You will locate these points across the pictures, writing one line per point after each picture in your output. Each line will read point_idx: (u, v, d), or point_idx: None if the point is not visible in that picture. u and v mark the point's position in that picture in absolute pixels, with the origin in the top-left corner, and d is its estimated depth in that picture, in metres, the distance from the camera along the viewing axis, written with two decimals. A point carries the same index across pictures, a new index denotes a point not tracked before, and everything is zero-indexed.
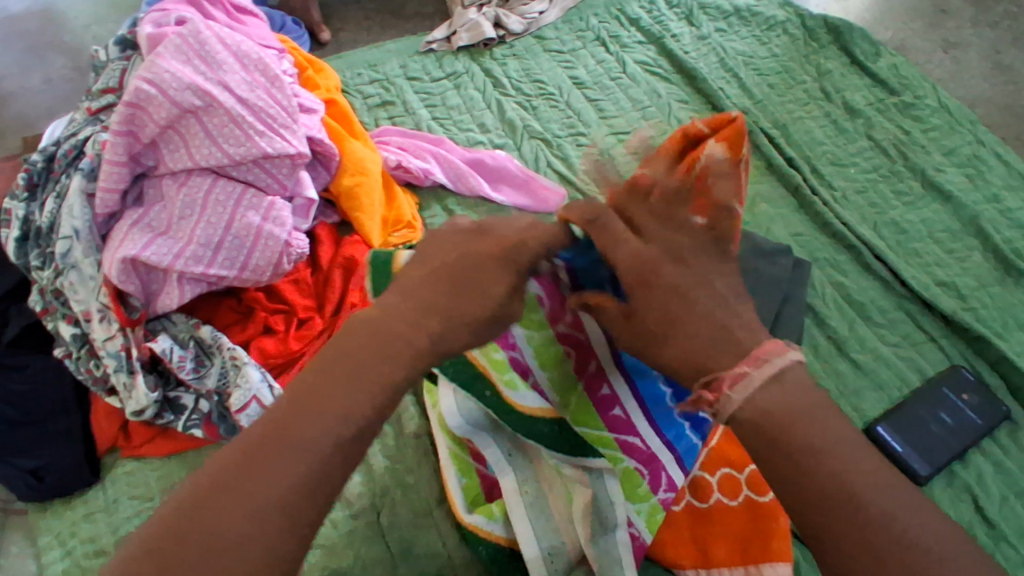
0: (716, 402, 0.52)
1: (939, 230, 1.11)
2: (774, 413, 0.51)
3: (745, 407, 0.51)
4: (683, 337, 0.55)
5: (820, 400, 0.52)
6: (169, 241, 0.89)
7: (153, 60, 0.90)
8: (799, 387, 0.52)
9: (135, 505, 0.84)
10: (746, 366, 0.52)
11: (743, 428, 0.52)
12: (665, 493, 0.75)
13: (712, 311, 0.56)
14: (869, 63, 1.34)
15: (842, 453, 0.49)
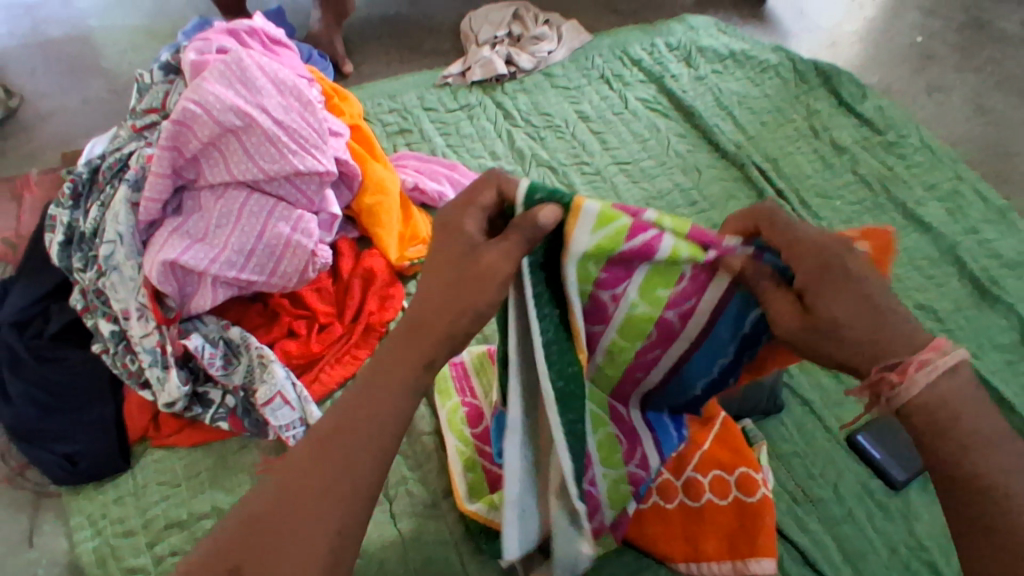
0: (900, 384, 0.55)
1: (919, 258, 1.19)
2: (947, 400, 0.54)
3: (924, 393, 0.54)
4: (869, 328, 0.57)
5: (987, 396, 0.56)
6: (206, 248, 0.97)
7: (199, 84, 0.99)
8: (971, 382, 0.55)
9: (162, 490, 0.91)
10: (931, 353, 0.54)
11: (914, 411, 0.55)
12: (636, 467, 0.77)
13: (894, 308, 0.58)
14: (856, 105, 1.44)
15: (1004, 451, 0.53)
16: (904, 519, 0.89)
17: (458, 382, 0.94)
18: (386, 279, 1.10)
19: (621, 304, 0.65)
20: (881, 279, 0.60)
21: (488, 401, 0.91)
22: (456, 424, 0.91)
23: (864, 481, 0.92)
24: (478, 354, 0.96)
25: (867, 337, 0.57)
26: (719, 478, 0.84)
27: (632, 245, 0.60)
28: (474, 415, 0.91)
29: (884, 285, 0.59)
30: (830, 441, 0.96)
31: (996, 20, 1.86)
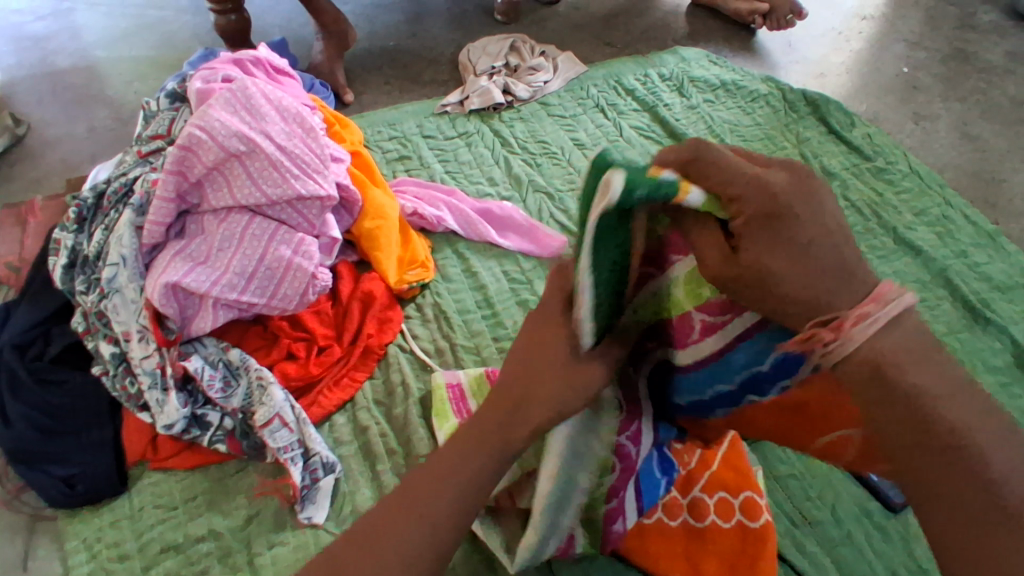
0: (834, 341, 0.55)
1: (911, 281, 1.21)
2: (887, 353, 0.55)
3: (861, 348, 0.55)
4: (803, 277, 0.55)
5: (927, 340, 0.56)
6: (208, 270, 0.98)
7: (205, 111, 1.02)
8: (907, 330, 0.56)
9: (159, 513, 0.90)
10: (871, 306, 0.54)
11: (856, 369, 0.56)
12: (626, 439, 0.75)
13: (840, 248, 0.56)
14: (845, 133, 1.48)
15: (949, 402, 0.54)
16: (903, 541, 0.89)
17: (455, 406, 0.96)
18: (385, 303, 1.11)
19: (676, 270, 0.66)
20: (829, 215, 0.57)
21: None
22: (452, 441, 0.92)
23: (862, 503, 0.92)
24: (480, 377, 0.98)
25: (801, 285, 0.56)
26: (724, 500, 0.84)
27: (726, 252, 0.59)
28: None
29: (830, 220, 0.57)
30: (828, 462, 0.96)
31: (980, 51, 1.91)
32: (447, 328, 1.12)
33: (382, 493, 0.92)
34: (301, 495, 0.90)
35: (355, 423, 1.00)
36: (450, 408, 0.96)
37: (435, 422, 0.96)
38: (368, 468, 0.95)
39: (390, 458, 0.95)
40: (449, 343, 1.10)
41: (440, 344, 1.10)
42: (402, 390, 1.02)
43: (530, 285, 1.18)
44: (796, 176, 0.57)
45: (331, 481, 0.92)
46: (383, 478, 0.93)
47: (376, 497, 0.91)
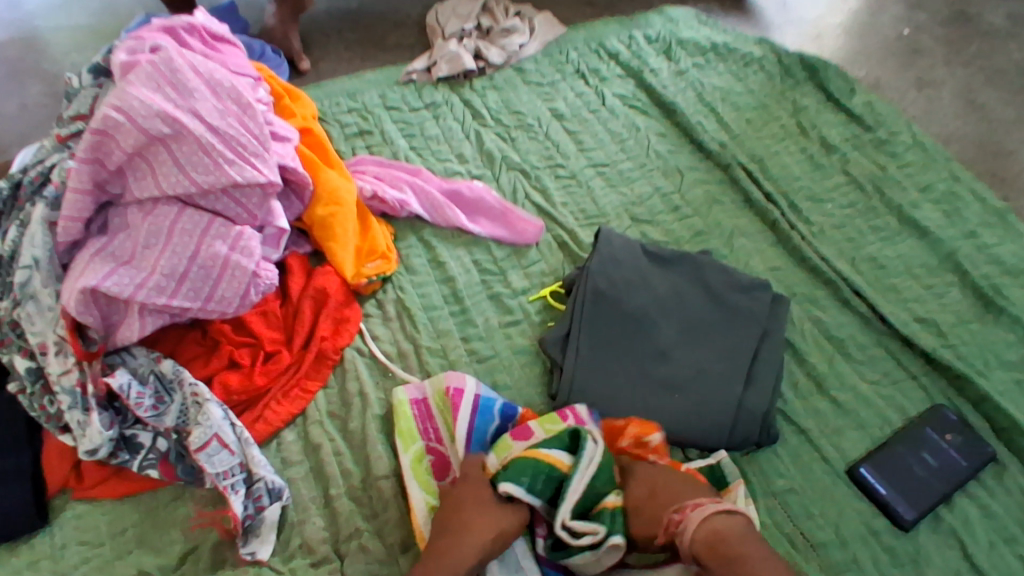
0: (681, 519, 0.73)
1: (917, 266, 1.11)
2: (721, 535, 0.70)
3: (699, 531, 0.71)
4: (670, 493, 0.77)
5: (759, 540, 0.70)
6: (132, 271, 0.86)
7: (122, 87, 0.87)
8: (740, 527, 0.71)
9: (84, 551, 0.81)
10: (705, 501, 0.74)
11: (698, 546, 0.70)
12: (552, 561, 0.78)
13: (688, 483, 0.78)
14: (844, 100, 1.35)
15: (765, 564, 0.68)
16: (912, 563, 0.82)
17: (421, 425, 0.88)
18: (340, 300, 1.00)
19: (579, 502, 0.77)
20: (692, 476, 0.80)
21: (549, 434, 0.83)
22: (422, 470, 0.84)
23: (866, 520, 0.85)
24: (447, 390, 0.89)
25: (660, 496, 0.77)
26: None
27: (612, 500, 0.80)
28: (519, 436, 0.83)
29: (689, 475, 0.80)
30: (830, 474, 0.89)
31: (983, 12, 1.79)
32: (411, 328, 1.00)
33: (335, 521, 0.83)
34: (243, 527, 0.81)
35: (307, 440, 0.90)
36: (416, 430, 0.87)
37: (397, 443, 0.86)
38: (322, 494, 0.86)
39: (346, 481, 0.86)
40: (413, 346, 0.99)
41: (403, 346, 0.99)
42: (359, 402, 0.92)
43: (504, 278, 1.07)
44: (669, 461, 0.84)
45: (278, 510, 0.82)
46: (337, 504, 0.84)
47: (330, 526, 0.83)
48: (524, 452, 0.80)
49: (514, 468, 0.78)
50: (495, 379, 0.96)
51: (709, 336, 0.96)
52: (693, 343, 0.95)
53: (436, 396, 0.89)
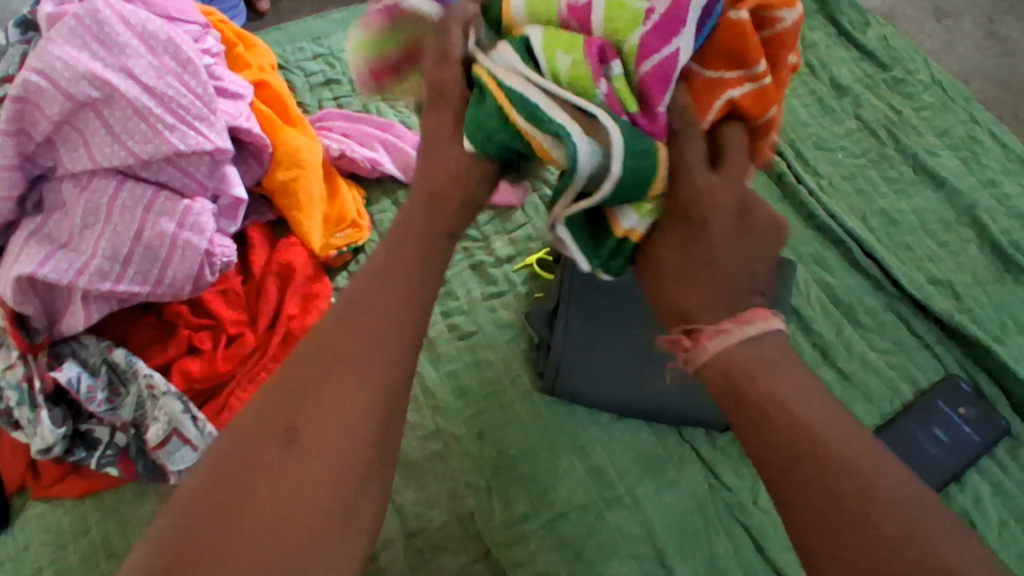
0: (692, 348, 0.51)
1: (932, 221, 1.03)
2: (742, 365, 0.49)
3: (718, 358, 0.50)
4: (702, 286, 0.53)
5: (796, 362, 0.50)
6: (71, 255, 0.78)
7: (42, 47, 0.77)
8: (774, 349, 0.50)
9: (46, 554, 0.76)
10: (731, 324, 0.50)
11: (712, 380, 0.50)
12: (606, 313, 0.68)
13: (738, 266, 0.53)
14: (857, 34, 1.23)
15: (807, 404, 0.47)
16: None
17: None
18: (308, 275, 0.92)
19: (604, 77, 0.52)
20: (749, 253, 0.53)
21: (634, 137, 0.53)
22: (570, 41, 0.53)
23: None
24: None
25: (692, 294, 0.53)
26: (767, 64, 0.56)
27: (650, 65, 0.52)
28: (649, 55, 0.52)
29: (745, 256, 0.53)
30: None
31: None
32: None
33: None
34: None
35: None
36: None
37: None
38: None
39: None
40: None
41: None
42: None
43: (487, 244, 0.98)
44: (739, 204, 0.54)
45: None
46: None
47: None
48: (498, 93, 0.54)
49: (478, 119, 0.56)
50: (478, 356, 0.89)
51: None
52: None
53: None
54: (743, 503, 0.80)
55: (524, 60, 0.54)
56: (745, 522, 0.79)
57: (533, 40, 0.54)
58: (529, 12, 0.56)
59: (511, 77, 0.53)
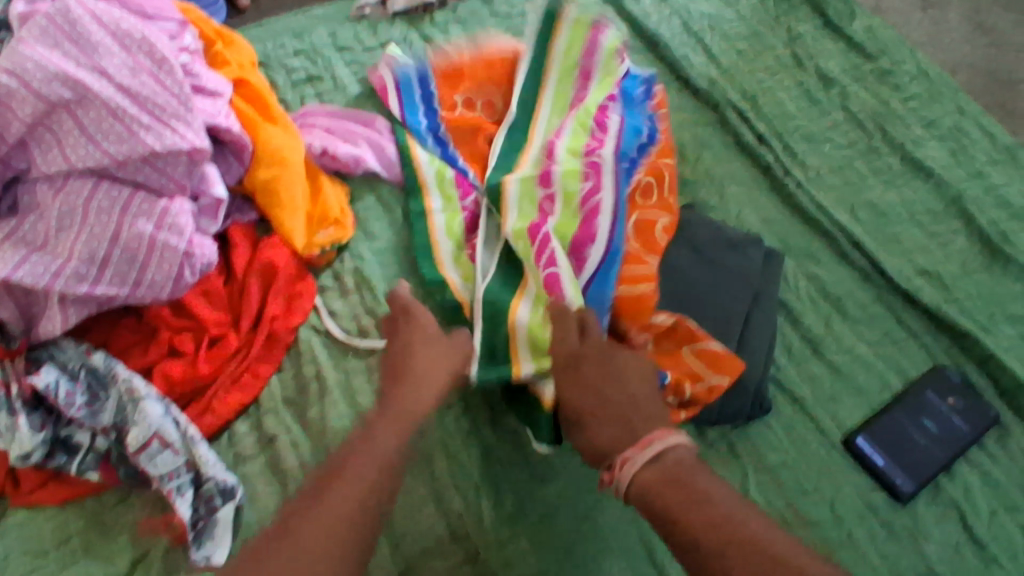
0: (614, 476, 0.64)
1: (920, 212, 1.02)
2: (654, 479, 0.62)
3: (636, 471, 0.63)
4: (608, 417, 0.68)
5: (696, 467, 0.64)
6: (46, 258, 0.76)
7: (13, 47, 0.76)
8: (677, 460, 0.64)
9: (26, 563, 0.74)
10: (636, 444, 0.64)
11: (639, 498, 0.63)
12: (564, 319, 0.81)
13: (627, 394, 0.69)
14: (844, 25, 1.22)
15: (712, 500, 0.59)
16: (911, 538, 0.77)
17: (592, 155, 0.93)
18: (291, 274, 0.91)
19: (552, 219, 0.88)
20: (625, 382, 0.70)
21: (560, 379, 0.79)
22: (530, 211, 0.89)
23: (864, 495, 0.80)
24: (604, 37, 1.04)
25: (599, 428, 0.68)
26: (649, 232, 0.91)
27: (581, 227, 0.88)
28: (584, 263, 0.86)
29: (621, 385, 0.70)
30: (825, 445, 0.83)
31: None
32: (372, 301, 0.91)
33: None
34: (194, 532, 0.74)
35: (261, 432, 0.82)
36: (583, 151, 0.93)
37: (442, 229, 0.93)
38: (282, 491, 0.79)
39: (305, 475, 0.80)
40: (374, 321, 0.90)
41: (363, 322, 0.90)
42: (317, 387, 0.85)
43: None
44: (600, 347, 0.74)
45: (231, 511, 0.75)
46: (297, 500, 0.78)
47: None
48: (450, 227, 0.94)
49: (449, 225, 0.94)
50: None
51: (696, 301, 0.88)
52: (679, 310, 0.88)
53: (567, 163, 0.91)
54: None
55: (500, 207, 0.91)
56: None
57: (512, 188, 0.90)
58: (520, 186, 0.90)
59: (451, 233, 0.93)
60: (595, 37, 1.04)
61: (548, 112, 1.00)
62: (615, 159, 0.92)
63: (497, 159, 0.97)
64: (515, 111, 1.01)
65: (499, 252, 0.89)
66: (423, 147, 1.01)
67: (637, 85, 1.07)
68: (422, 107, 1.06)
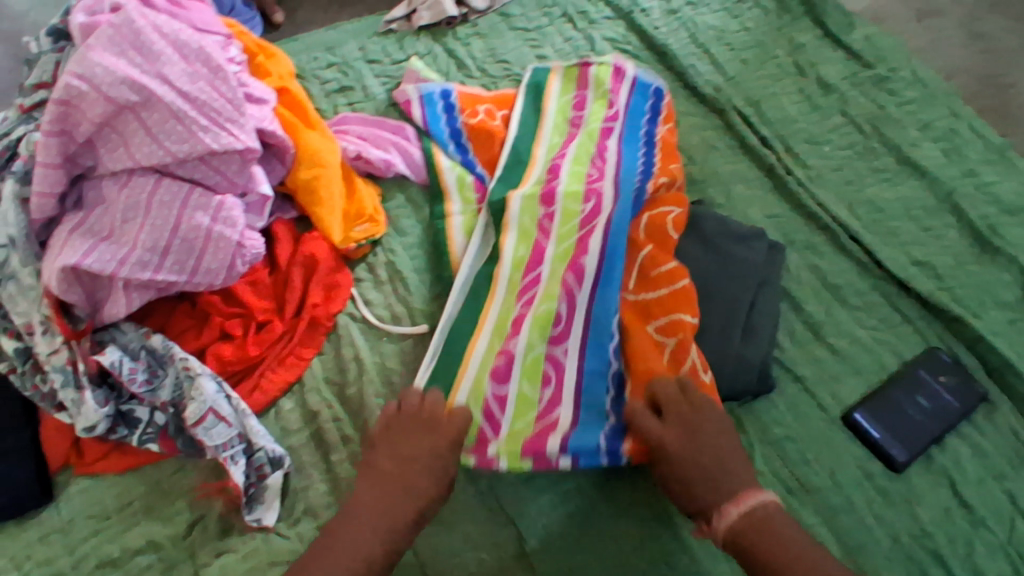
0: (711, 529, 0.73)
1: (915, 208, 1.09)
2: (744, 534, 0.70)
3: (728, 527, 0.72)
4: (704, 483, 0.74)
5: (784, 520, 0.71)
6: (113, 247, 0.84)
7: (83, 54, 0.83)
8: (771, 520, 0.71)
9: (91, 525, 0.81)
10: (730, 507, 0.72)
11: (730, 548, 0.72)
12: (553, 347, 0.89)
13: (718, 456, 0.75)
14: (843, 35, 1.30)
15: (796, 553, 0.68)
16: (904, 502, 0.86)
17: (593, 176, 1.00)
18: (330, 265, 0.98)
19: (550, 237, 0.95)
20: (713, 444, 0.76)
21: (523, 390, 0.87)
22: (529, 231, 0.96)
23: (862, 464, 0.88)
24: (593, 70, 1.14)
25: (697, 494, 0.74)
26: (664, 232, 0.94)
27: (579, 239, 0.94)
28: (577, 275, 0.91)
29: (710, 451, 0.76)
30: (826, 420, 0.92)
31: None
32: (405, 291, 0.99)
33: (337, 488, 0.84)
34: (248, 496, 0.82)
35: (306, 407, 0.90)
36: (585, 174, 1.00)
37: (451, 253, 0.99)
38: (325, 460, 0.86)
39: (347, 446, 0.87)
40: (406, 308, 0.97)
41: (396, 309, 0.97)
42: (355, 367, 0.92)
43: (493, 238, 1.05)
44: (686, 416, 0.78)
45: (280, 478, 0.83)
46: (338, 469, 0.85)
47: (332, 492, 0.84)
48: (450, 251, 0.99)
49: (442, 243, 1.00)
50: None
51: (704, 288, 0.95)
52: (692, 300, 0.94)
53: (569, 187, 0.98)
54: None
55: (502, 223, 0.97)
56: None
57: (515, 201, 0.97)
58: (522, 201, 0.97)
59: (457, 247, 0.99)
60: (585, 71, 1.15)
61: (550, 132, 1.08)
62: (616, 179, 0.99)
63: (502, 170, 1.04)
64: (515, 130, 1.08)
65: (481, 262, 0.96)
66: (445, 153, 1.08)
67: (644, 98, 1.12)
68: (444, 117, 1.11)
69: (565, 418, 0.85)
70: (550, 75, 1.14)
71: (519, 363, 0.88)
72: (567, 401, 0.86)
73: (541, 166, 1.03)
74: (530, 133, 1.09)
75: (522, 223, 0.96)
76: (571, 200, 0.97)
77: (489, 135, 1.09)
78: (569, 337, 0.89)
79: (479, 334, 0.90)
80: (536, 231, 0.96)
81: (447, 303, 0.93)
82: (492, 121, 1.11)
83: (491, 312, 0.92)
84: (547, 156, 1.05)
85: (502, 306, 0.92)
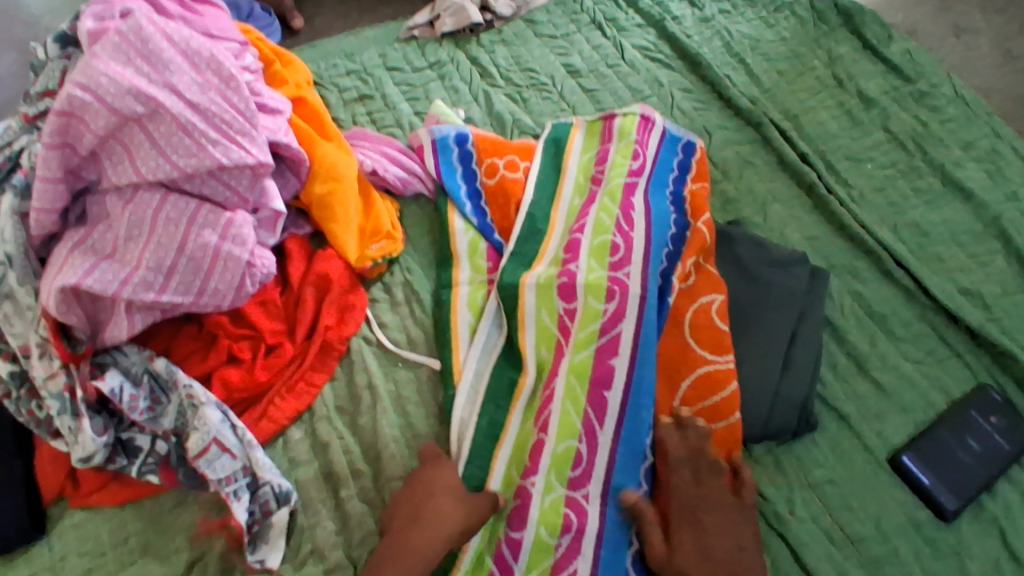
0: None
1: (962, 232, 1.02)
2: None
3: None
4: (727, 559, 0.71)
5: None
6: (115, 266, 0.79)
7: (87, 62, 0.79)
8: None
9: (84, 563, 0.76)
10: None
11: None
12: (574, 490, 0.79)
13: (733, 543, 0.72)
14: (882, 48, 1.22)
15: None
16: (954, 555, 0.79)
17: (619, 255, 0.89)
18: (345, 286, 0.93)
19: (566, 349, 0.85)
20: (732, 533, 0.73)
21: (540, 538, 0.76)
22: (550, 336, 0.86)
23: (909, 513, 0.81)
24: (617, 120, 1.04)
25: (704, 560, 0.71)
26: (714, 331, 0.85)
27: (601, 350, 0.84)
28: (596, 407, 0.82)
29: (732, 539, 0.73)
30: (870, 462, 0.85)
31: None
32: (421, 314, 0.93)
33: (347, 526, 0.79)
34: (251, 533, 0.77)
35: (315, 437, 0.85)
36: (608, 249, 0.90)
37: (458, 336, 0.89)
38: (333, 496, 0.81)
39: (357, 480, 0.82)
40: (423, 333, 0.92)
41: (412, 333, 0.92)
42: (368, 395, 0.87)
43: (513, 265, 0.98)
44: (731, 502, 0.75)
45: (286, 515, 0.78)
46: (347, 506, 0.80)
47: (341, 531, 0.78)
48: (453, 327, 0.90)
49: (445, 322, 0.91)
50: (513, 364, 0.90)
51: (741, 317, 0.89)
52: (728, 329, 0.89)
53: (591, 276, 0.88)
54: (779, 513, 0.82)
55: (517, 318, 0.88)
56: (783, 532, 0.81)
57: (533, 296, 0.88)
58: (539, 296, 0.88)
59: (462, 328, 0.90)
60: (610, 124, 1.04)
61: (570, 194, 0.98)
62: (644, 261, 0.89)
63: (516, 243, 0.94)
64: (532, 191, 0.98)
65: (497, 354, 0.88)
66: (461, 213, 0.98)
67: (673, 151, 1.04)
68: (461, 169, 1.01)
69: (583, 570, 0.75)
70: (572, 131, 1.05)
71: (536, 507, 0.78)
72: (587, 550, 0.76)
73: (560, 239, 0.94)
74: (548, 196, 0.98)
75: (541, 323, 0.87)
76: (594, 297, 0.86)
77: (508, 195, 0.99)
78: (590, 479, 0.79)
79: (495, 461, 0.82)
80: (558, 332, 0.86)
81: (454, 404, 0.85)
82: (512, 176, 1.00)
83: (508, 435, 0.83)
84: (566, 226, 0.95)
85: (520, 430, 0.83)
